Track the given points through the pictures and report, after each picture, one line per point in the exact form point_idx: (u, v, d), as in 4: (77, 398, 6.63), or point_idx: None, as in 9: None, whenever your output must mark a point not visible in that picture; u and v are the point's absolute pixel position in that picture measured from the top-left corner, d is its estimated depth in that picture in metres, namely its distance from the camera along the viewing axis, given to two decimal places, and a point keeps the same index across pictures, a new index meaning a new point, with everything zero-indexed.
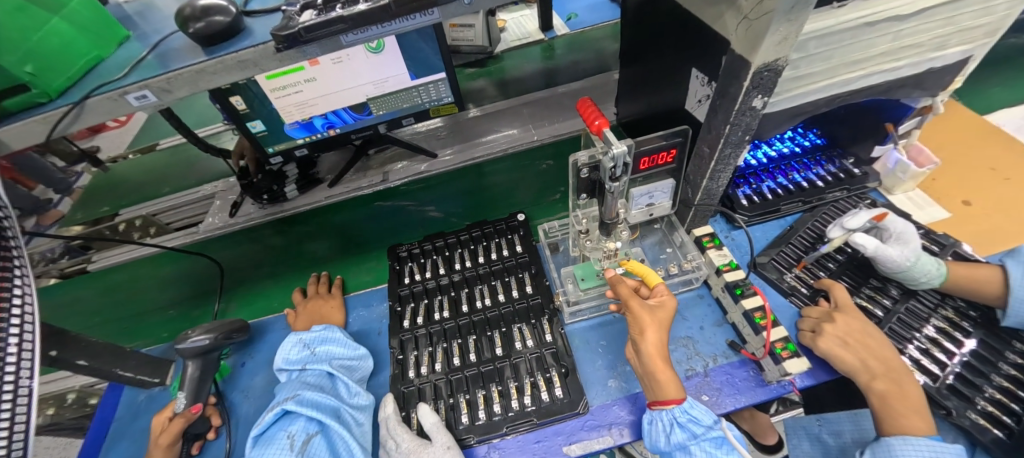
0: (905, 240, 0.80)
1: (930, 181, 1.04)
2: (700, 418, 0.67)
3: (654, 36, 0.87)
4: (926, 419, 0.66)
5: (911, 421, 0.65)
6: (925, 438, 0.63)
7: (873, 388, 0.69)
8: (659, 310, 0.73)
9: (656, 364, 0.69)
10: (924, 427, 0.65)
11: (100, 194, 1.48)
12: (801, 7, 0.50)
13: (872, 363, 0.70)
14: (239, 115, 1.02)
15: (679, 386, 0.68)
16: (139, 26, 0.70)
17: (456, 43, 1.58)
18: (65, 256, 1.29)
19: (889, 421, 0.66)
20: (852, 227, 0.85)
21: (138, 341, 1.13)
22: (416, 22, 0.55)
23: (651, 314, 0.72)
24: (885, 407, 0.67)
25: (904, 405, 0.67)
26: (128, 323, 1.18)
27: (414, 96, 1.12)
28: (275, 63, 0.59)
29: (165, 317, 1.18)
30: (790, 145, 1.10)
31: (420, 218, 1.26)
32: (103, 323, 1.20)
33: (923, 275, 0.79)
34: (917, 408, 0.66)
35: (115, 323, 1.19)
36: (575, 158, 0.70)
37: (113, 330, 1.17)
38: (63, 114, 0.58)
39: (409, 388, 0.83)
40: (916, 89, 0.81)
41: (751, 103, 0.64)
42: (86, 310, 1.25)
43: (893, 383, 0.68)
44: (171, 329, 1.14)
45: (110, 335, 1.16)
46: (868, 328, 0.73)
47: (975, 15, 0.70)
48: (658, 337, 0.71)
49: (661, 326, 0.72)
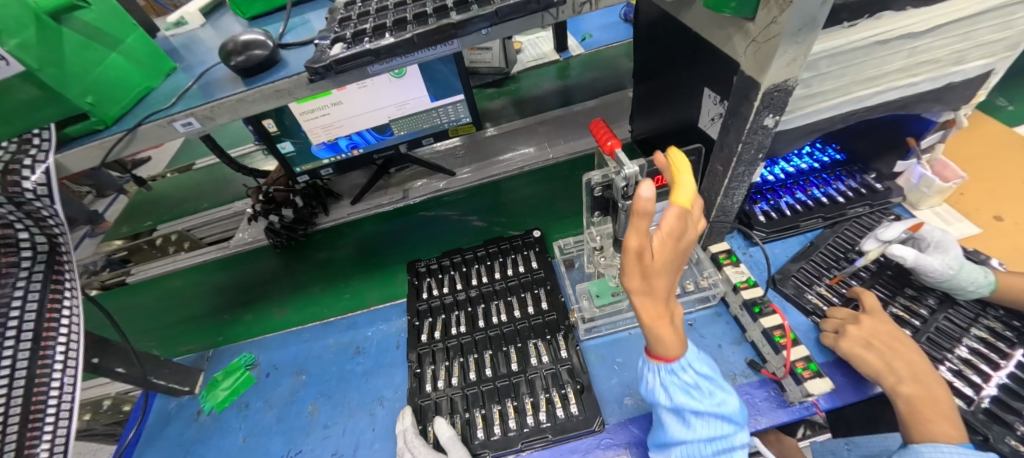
0: (944, 249, 0.80)
1: (958, 195, 1.01)
2: (692, 380, 0.63)
3: (666, 55, 0.89)
4: (958, 426, 0.62)
5: (941, 427, 0.62)
6: (957, 446, 0.60)
7: (901, 392, 0.66)
8: (656, 252, 0.53)
9: (650, 320, 0.58)
10: (956, 434, 0.61)
11: (141, 210, 1.58)
12: (809, 29, 0.52)
13: (899, 366, 0.67)
14: (271, 136, 1.09)
15: (675, 344, 0.61)
16: (185, 58, 0.77)
17: (475, 65, 1.67)
18: (106, 269, 1.38)
19: (915, 428, 0.63)
20: (886, 238, 0.83)
21: (195, 344, 1.15)
22: (438, 52, 0.59)
23: (640, 263, 0.53)
24: (914, 412, 0.64)
25: (935, 411, 0.63)
26: (186, 326, 1.20)
27: (433, 117, 1.16)
28: (307, 91, 0.64)
29: (219, 322, 1.19)
30: (808, 161, 1.09)
31: (463, 227, 1.25)
32: (161, 326, 1.23)
33: (970, 284, 0.77)
34: (948, 415, 0.63)
35: (172, 327, 1.21)
36: (589, 177, 0.71)
37: (171, 334, 1.20)
38: (118, 140, 0.63)
39: (426, 401, 0.85)
40: (936, 103, 0.80)
41: (763, 121, 0.65)
42: (142, 315, 1.27)
43: (922, 386, 0.65)
44: (226, 332, 1.15)
45: (166, 340, 1.19)
46: (898, 331, 0.72)
47: (994, 30, 0.69)
48: (652, 287, 0.55)
49: (658, 273, 0.54)
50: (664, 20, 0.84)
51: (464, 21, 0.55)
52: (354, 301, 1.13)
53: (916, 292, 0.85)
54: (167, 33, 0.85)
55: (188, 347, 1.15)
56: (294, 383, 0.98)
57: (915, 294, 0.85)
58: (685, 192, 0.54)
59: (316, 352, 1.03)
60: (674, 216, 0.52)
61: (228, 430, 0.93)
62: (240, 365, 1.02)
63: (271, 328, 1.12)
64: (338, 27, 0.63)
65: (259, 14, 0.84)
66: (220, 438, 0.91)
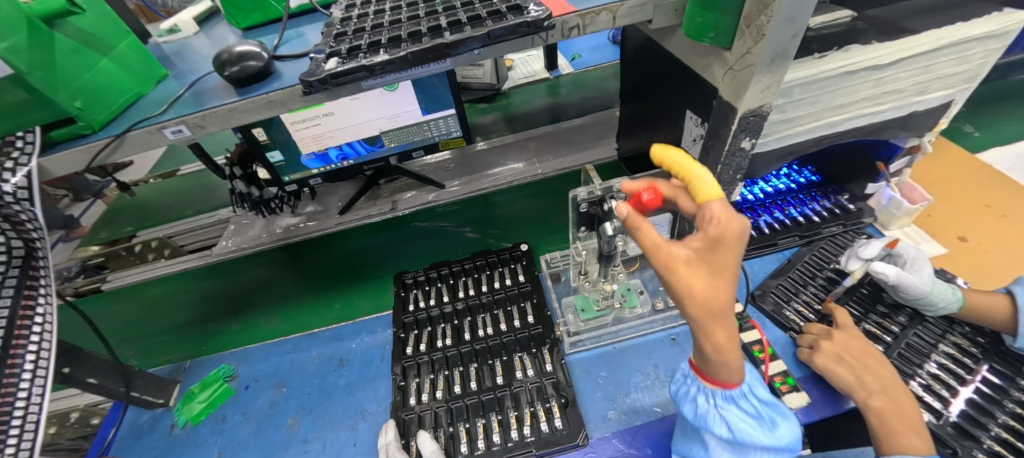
0: (919, 265, 0.83)
1: (925, 217, 1.06)
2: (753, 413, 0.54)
3: (651, 77, 0.93)
4: (926, 439, 0.64)
5: (908, 440, 0.63)
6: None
7: (871, 404, 0.68)
8: (712, 251, 0.39)
9: (716, 348, 0.41)
10: (923, 446, 0.63)
11: (122, 216, 1.55)
12: (781, 60, 0.55)
13: (869, 380, 0.70)
14: (260, 145, 1.09)
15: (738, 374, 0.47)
16: (177, 65, 0.77)
17: (466, 80, 1.70)
18: (80, 275, 1.32)
19: (884, 440, 0.64)
20: (868, 256, 0.87)
21: (175, 354, 1.12)
22: (432, 69, 0.61)
23: (690, 267, 0.40)
24: (882, 424, 0.66)
25: (903, 423, 0.65)
26: (168, 335, 1.17)
27: (424, 130, 1.18)
28: (300, 103, 0.65)
29: (205, 331, 1.16)
30: (786, 182, 1.14)
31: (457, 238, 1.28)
32: (142, 335, 1.20)
33: (942, 300, 0.81)
34: (917, 428, 0.64)
35: (153, 336, 1.18)
36: (576, 193, 0.74)
37: (151, 343, 1.17)
38: (105, 145, 0.63)
39: (410, 415, 0.84)
40: (902, 130, 0.85)
41: (740, 144, 0.68)
42: (125, 324, 1.25)
43: (891, 399, 0.67)
44: (211, 342, 1.12)
45: (145, 350, 1.15)
46: (869, 347, 0.75)
47: (952, 64, 0.74)
48: (718, 297, 0.38)
49: (721, 276, 0.39)
50: (649, 44, 0.87)
51: (458, 41, 0.57)
52: (343, 312, 1.13)
53: (888, 310, 0.89)
54: (160, 39, 0.86)
55: (167, 357, 1.11)
56: (274, 395, 0.96)
57: (887, 311, 0.89)
58: (709, 187, 0.45)
59: (298, 363, 1.02)
60: (721, 208, 0.40)
61: (203, 444, 0.90)
62: (219, 376, 1.00)
63: (256, 338, 1.11)
64: (334, 42, 0.64)
65: (254, 26, 0.85)
66: (194, 452, 0.89)
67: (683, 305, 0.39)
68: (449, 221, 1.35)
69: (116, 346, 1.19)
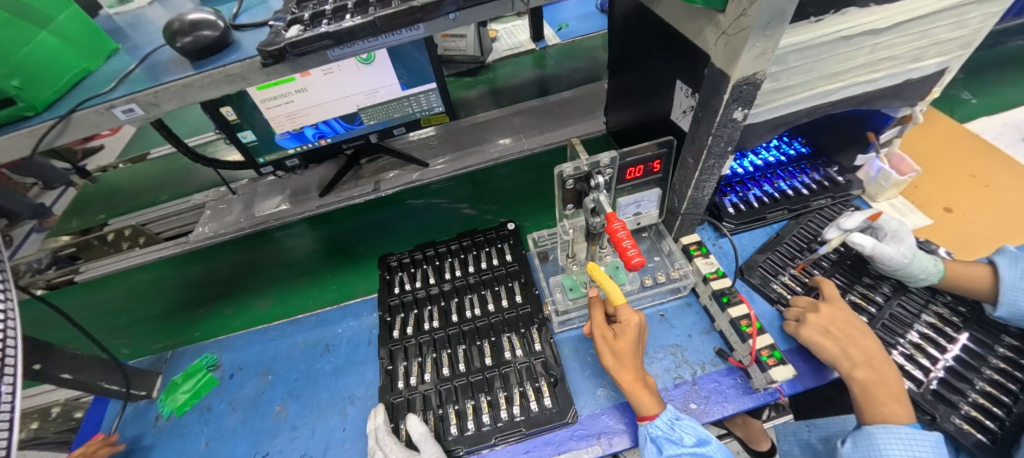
0: (899, 239, 0.83)
1: (912, 188, 1.06)
2: (672, 435, 0.66)
3: (639, 46, 0.88)
4: (906, 407, 0.66)
5: (891, 409, 0.65)
6: (904, 426, 0.63)
7: (855, 376, 0.69)
8: (620, 337, 0.72)
9: (628, 383, 0.70)
10: (904, 415, 0.65)
11: (91, 203, 1.48)
12: (777, 23, 0.52)
13: (853, 352, 0.70)
14: (230, 125, 1.03)
15: (655, 402, 0.69)
16: (129, 38, 0.71)
17: (449, 53, 1.63)
18: (52, 267, 1.24)
19: (868, 409, 0.67)
20: (848, 227, 0.86)
21: (171, 341, 1.09)
22: (404, 37, 0.56)
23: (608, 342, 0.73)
24: (866, 395, 0.67)
25: (886, 393, 0.67)
26: (158, 322, 1.14)
27: (405, 106, 1.13)
28: (262, 77, 0.60)
29: (193, 317, 1.13)
30: (776, 154, 1.12)
31: (454, 215, 1.25)
32: (125, 325, 1.16)
33: (922, 272, 0.81)
34: (899, 397, 0.66)
35: (143, 324, 1.15)
36: (562, 169, 0.71)
37: (141, 332, 1.13)
38: (50, 127, 0.57)
39: (398, 398, 0.83)
40: (894, 99, 0.83)
41: (732, 115, 0.65)
42: (102, 315, 1.20)
43: (875, 371, 0.68)
44: (203, 328, 1.10)
45: (136, 339, 1.12)
46: (854, 318, 0.75)
47: (950, 28, 0.72)
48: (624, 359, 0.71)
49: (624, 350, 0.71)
50: (638, 11, 0.83)
51: (432, 4, 0.52)
52: (327, 297, 1.10)
53: (873, 281, 0.89)
54: (110, 11, 0.79)
55: (162, 345, 1.09)
56: (260, 384, 0.94)
57: (871, 282, 0.89)
58: (616, 293, 0.72)
59: (282, 350, 1.00)
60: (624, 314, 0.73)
61: (188, 435, 0.88)
62: (202, 366, 0.98)
63: (250, 321, 1.09)
64: (296, 8, 0.59)
65: None
66: (180, 443, 0.87)
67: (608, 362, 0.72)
68: (444, 198, 1.30)
69: (103, 336, 1.15)
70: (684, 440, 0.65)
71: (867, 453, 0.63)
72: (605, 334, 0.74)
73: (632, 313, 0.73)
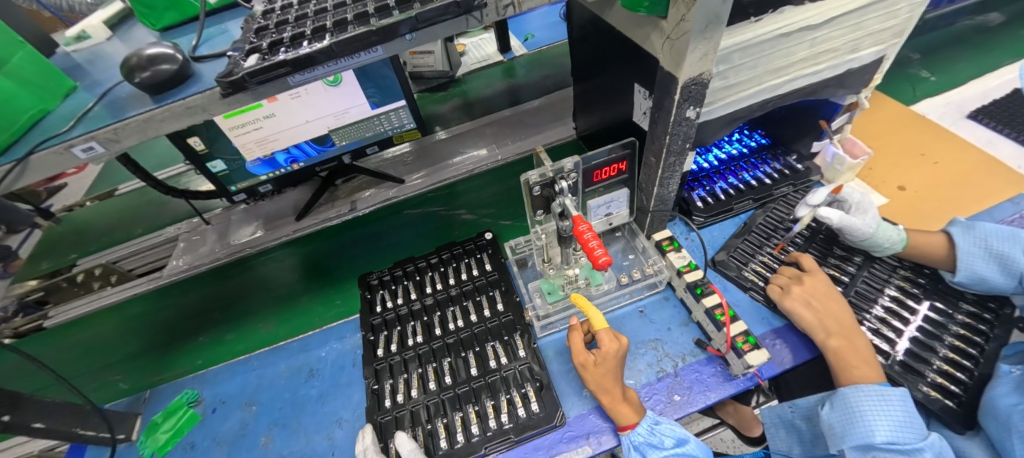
0: (864, 209, 0.87)
1: (867, 170, 1.12)
2: (654, 440, 0.69)
3: (597, 53, 0.92)
4: (876, 370, 0.71)
5: (862, 371, 0.71)
6: (874, 384, 0.68)
7: (829, 344, 0.74)
8: (601, 363, 0.73)
9: (608, 400, 0.72)
10: (875, 376, 0.70)
11: (59, 244, 1.44)
12: (715, 25, 0.56)
13: (829, 322, 0.76)
14: (199, 155, 1.02)
15: (633, 411, 0.71)
16: (87, 75, 0.71)
17: (418, 69, 1.66)
18: (19, 314, 1.20)
19: (842, 374, 0.72)
20: (816, 203, 0.89)
21: (171, 372, 1.05)
22: (364, 59, 0.57)
23: (590, 370, 0.74)
24: (839, 361, 0.73)
25: (858, 358, 0.72)
26: (155, 354, 1.10)
27: (375, 124, 1.14)
28: (223, 107, 0.60)
29: (195, 345, 1.11)
30: (738, 147, 1.16)
31: (442, 225, 1.25)
32: (107, 366, 1.11)
33: (886, 241, 0.85)
34: (868, 361, 0.72)
35: (136, 358, 1.11)
36: (528, 177, 0.73)
37: (139, 365, 1.09)
38: (7, 171, 0.57)
39: (386, 417, 0.83)
40: (839, 88, 0.88)
41: (685, 113, 0.69)
42: (79, 356, 1.15)
43: (847, 339, 0.74)
44: (204, 355, 1.07)
45: (134, 372, 1.08)
46: (833, 291, 0.80)
47: (881, 19, 0.77)
48: (606, 383, 0.72)
49: (607, 374, 0.73)
50: (593, 20, 0.86)
51: (387, 27, 0.54)
52: (308, 321, 1.09)
53: (839, 260, 0.93)
54: (66, 49, 0.78)
55: (163, 376, 1.04)
56: (244, 416, 0.92)
57: (843, 254, 0.94)
58: (599, 319, 0.77)
59: (265, 379, 0.98)
60: (607, 337, 0.74)
61: None
62: (182, 403, 0.95)
63: (233, 352, 1.06)
64: (254, 37, 0.60)
65: (171, 25, 0.79)
66: None
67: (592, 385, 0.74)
68: (432, 208, 1.31)
69: (98, 375, 1.10)
70: (665, 443, 0.69)
71: (845, 413, 0.67)
72: (585, 361, 0.75)
73: (613, 339, 0.74)
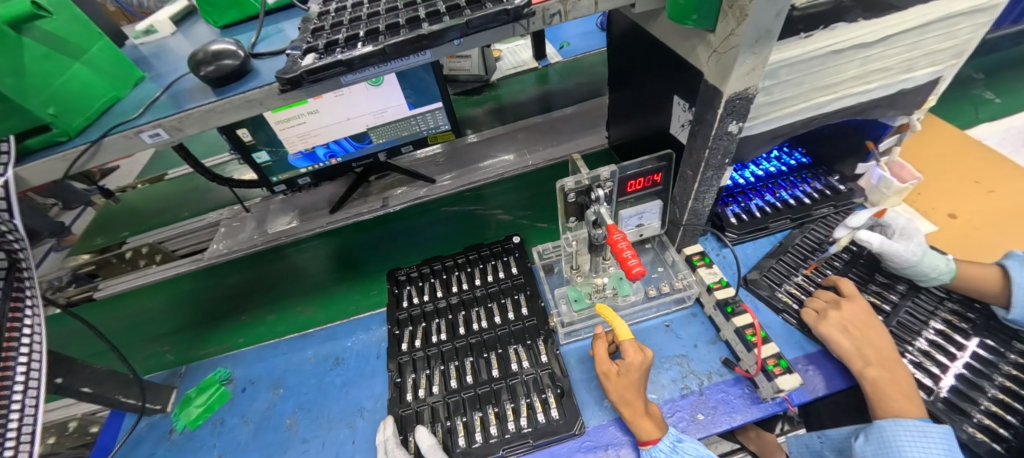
0: (908, 235, 0.84)
1: (915, 195, 1.07)
2: None
3: (637, 64, 0.92)
4: (918, 404, 0.68)
5: (902, 405, 0.67)
6: (915, 419, 0.65)
7: (866, 374, 0.71)
8: (624, 374, 0.73)
9: (630, 413, 0.71)
10: (916, 411, 0.67)
11: (113, 222, 1.53)
12: (764, 41, 0.55)
13: (867, 351, 0.73)
14: (246, 146, 1.07)
15: (656, 427, 0.70)
16: (154, 67, 0.76)
17: (454, 73, 1.70)
18: (72, 285, 1.30)
19: (879, 406, 0.69)
20: (855, 225, 0.86)
21: (210, 348, 1.10)
22: (412, 62, 0.59)
23: (613, 380, 0.74)
24: (877, 392, 0.69)
25: (898, 390, 0.69)
26: (194, 331, 1.16)
27: (412, 124, 1.17)
28: (279, 102, 0.63)
29: (238, 323, 1.16)
30: (777, 165, 1.14)
31: (470, 226, 1.27)
32: (150, 339, 1.18)
33: (932, 270, 0.81)
34: (910, 394, 0.68)
35: (175, 334, 1.16)
36: (563, 184, 0.74)
37: (180, 339, 1.15)
38: (82, 152, 0.61)
39: (407, 411, 0.84)
40: (890, 108, 0.85)
41: (727, 128, 0.68)
42: (125, 328, 1.22)
43: (886, 370, 0.71)
44: (246, 333, 1.12)
45: (180, 345, 1.13)
46: (873, 319, 0.77)
47: (940, 39, 0.74)
48: (628, 395, 0.72)
49: (629, 386, 0.72)
50: (635, 30, 0.86)
51: (437, 32, 0.55)
52: (338, 311, 1.12)
53: (881, 287, 0.89)
54: (136, 42, 0.84)
55: (205, 351, 1.10)
56: (271, 397, 0.96)
57: (886, 281, 0.90)
58: (624, 330, 0.76)
59: (293, 364, 1.01)
60: (632, 349, 0.73)
61: (201, 448, 0.90)
62: (215, 380, 1.00)
63: (264, 335, 1.10)
64: (311, 37, 0.63)
65: (232, 23, 0.83)
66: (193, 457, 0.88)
67: (615, 397, 0.73)
68: (461, 209, 1.33)
69: (145, 345, 1.16)
70: None
71: (880, 446, 0.64)
72: (608, 370, 0.75)
73: (637, 351, 0.73)
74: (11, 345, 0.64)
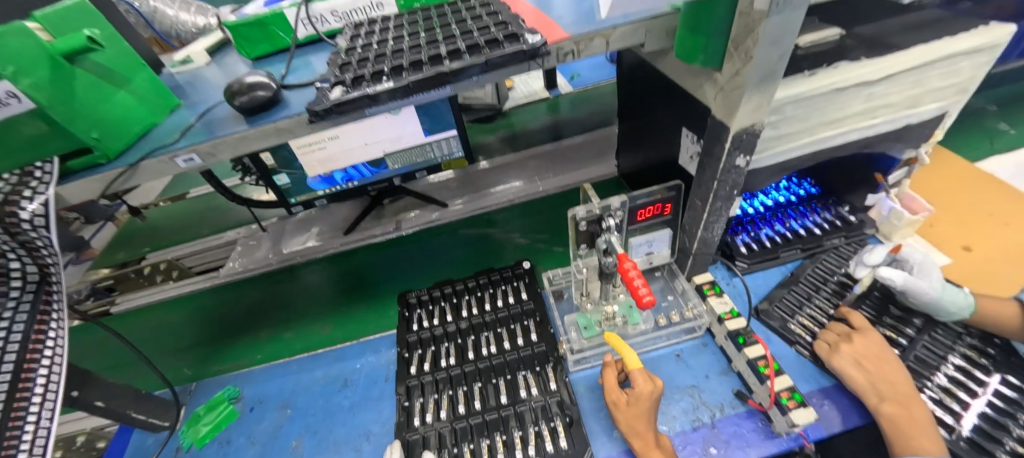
0: (927, 271, 0.82)
1: (928, 227, 1.06)
2: None
3: (646, 96, 0.95)
4: (938, 442, 0.66)
5: (922, 443, 0.66)
6: None
7: (882, 411, 0.70)
8: (633, 404, 0.72)
9: (640, 445, 0.70)
10: (937, 449, 0.65)
11: (135, 239, 1.58)
12: (771, 79, 0.57)
13: (882, 386, 0.72)
14: (267, 169, 1.12)
15: None
16: (189, 95, 0.81)
17: (468, 101, 1.73)
18: (90, 298, 1.33)
19: (898, 444, 0.67)
20: (874, 262, 0.87)
21: (228, 364, 1.12)
22: (433, 95, 0.63)
23: (623, 409, 0.73)
24: (895, 430, 0.68)
25: (916, 427, 0.67)
26: (208, 348, 1.17)
27: (427, 151, 1.20)
28: (307, 131, 0.67)
29: (255, 340, 1.17)
30: (786, 195, 1.14)
31: (480, 251, 1.29)
32: (165, 354, 1.19)
33: (953, 306, 0.80)
34: (929, 431, 0.67)
35: (189, 350, 1.18)
36: (575, 212, 0.76)
37: (195, 355, 1.16)
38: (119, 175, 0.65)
39: (414, 435, 0.83)
40: (897, 142, 0.86)
41: (735, 161, 0.69)
42: (140, 342, 1.24)
43: (903, 406, 0.69)
44: (265, 350, 1.13)
45: (198, 360, 1.15)
46: (888, 352, 0.75)
47: (943, 77, 0.76)
48: (637, 425, 0.71)
49: (638, 417, 0.71)
50: (644, 65, 0.90)
51: (457, 68, 0.59)
52: (349, 332, 1.13)
53: (896, 321, 0.88)
54: (172, 70, 0.90)
55: (222, 367, 1.11)
56: (278, 418, 0.96)
57: (901, 314, 0.89)
58: (633, 358, 0.75)
59: (302, 384, 1.02)
60: (641, 378, 0.73)
61: None
62: (224, 399, 1.00)
63: (274, 355, 1.11)
64: (338, 71, 0.67)
65: (263, 55, 0.89)
66: None
67: (625, 428, 0.72)
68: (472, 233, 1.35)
69: (164, 358, 1.18)
70: None
71: None
72: (618, 398, 0.74)
73: (647, 380, 0.73)
74: (34, 356, 0.67)
